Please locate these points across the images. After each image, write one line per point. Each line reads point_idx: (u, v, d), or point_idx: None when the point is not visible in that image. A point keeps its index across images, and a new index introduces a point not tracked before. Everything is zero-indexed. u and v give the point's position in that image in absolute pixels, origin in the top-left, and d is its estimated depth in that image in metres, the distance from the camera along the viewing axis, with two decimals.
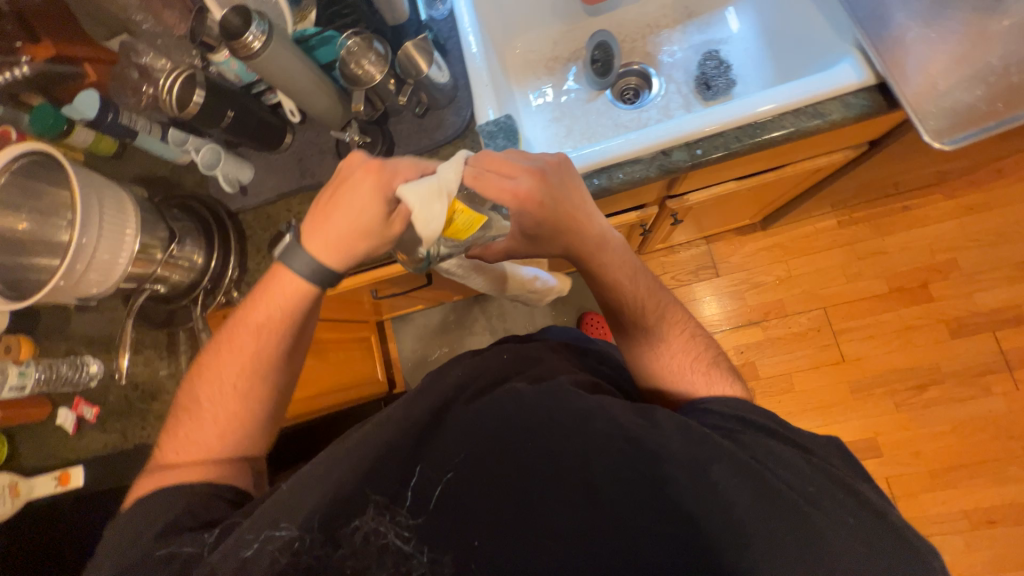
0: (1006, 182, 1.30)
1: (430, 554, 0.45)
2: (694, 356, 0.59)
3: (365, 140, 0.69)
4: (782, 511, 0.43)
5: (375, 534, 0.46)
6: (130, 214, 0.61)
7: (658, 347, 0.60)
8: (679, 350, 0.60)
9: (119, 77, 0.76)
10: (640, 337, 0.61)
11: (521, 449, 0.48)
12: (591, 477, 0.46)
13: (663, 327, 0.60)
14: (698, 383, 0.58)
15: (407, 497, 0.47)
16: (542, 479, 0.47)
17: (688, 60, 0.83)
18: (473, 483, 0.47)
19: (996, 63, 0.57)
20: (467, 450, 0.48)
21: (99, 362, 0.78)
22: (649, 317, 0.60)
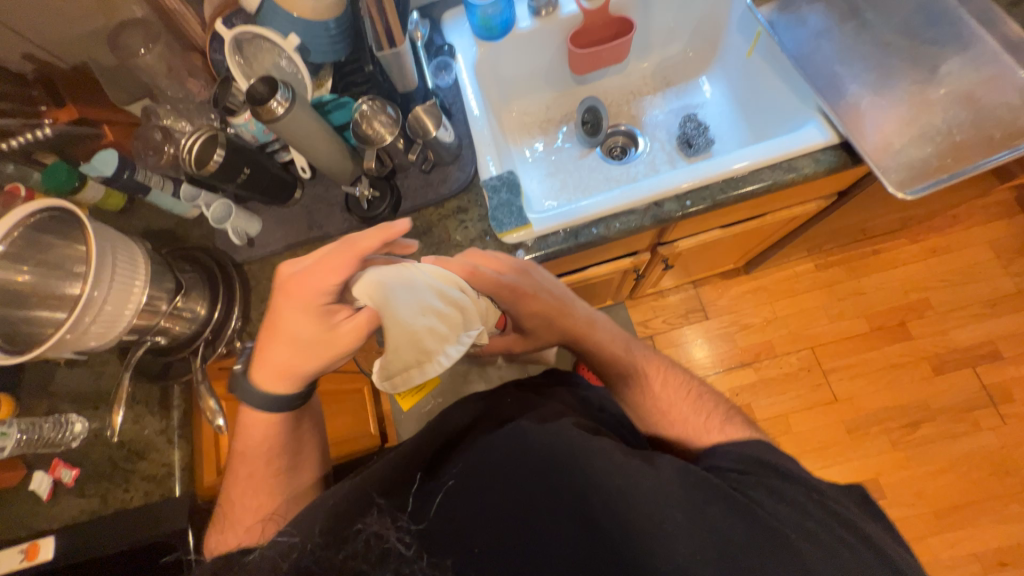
0: (961, 227, 1.41)
1: (431, 560, 0.41)
2: (703, 410, 0.62)
3: (375, 194, 0.73)
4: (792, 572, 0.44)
5: (377, 537, 0.40)
6: (140, 266, 0.62)
7: (665, 409, 0.63)
8: (687, 411, 0.62)
9: (142, 138, 0.80)
10: (649, 402, 0.63)
11: (522, 477, 0.48)
12: (592, 512, 0.46)
13: (669, 392, 0.64)
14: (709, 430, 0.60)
15: (409, 503, 0.47)
16: (543, 506, 0.46)
17: (670, 121, 0.92)
18: (474, 492, 0.47)
19: (940, 125, 0.64)
20: (467, 463, 0.50)
21: (84, 420, 0.74)
22: (652, 384, 0.64)
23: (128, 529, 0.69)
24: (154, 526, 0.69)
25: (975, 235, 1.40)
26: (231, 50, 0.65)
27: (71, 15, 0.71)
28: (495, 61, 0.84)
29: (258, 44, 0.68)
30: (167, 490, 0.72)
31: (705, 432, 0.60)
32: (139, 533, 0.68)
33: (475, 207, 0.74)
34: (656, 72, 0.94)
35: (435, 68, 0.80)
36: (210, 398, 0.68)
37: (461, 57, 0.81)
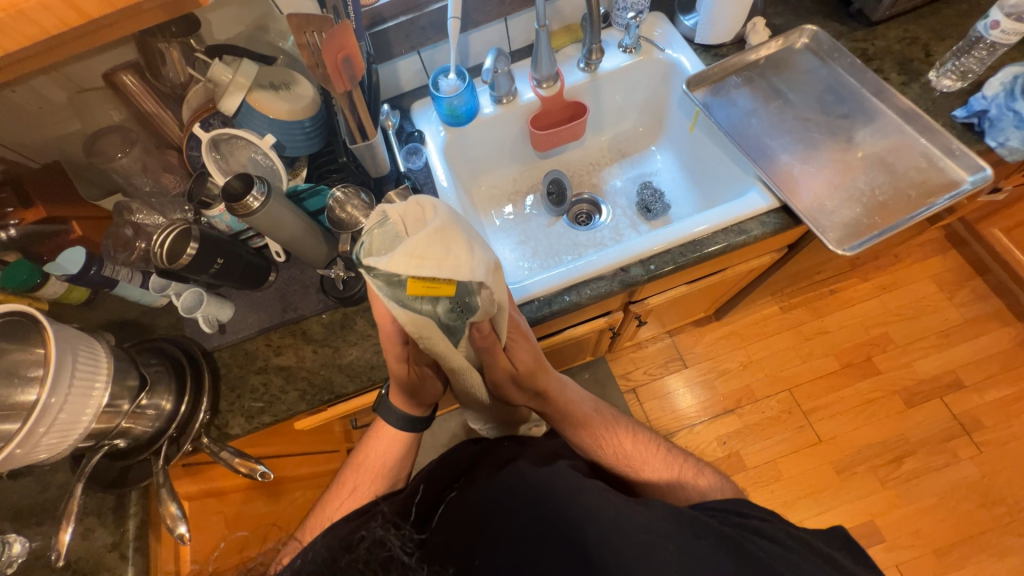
0: (904, 264, 1.52)
1: (431, 560, 0.43)
2: (676, 467, 0.62)
3: (350, 275, 0.75)
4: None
5: (376, 536, 0.44)
6: (101, 366, 0.59)
7: (635, 466, 0.63)
8: (659, 465, 0.63)
9: (112, 236, 0.79)
10: (618, 456, 0.63)
11: (512, 507, 0.50)
12: (586, 540, 0.45)
13: (637, 447, 0.64)
14: (685, 478, 0.61)
15: (412, 513, 0.52)
16: (539, 534, 0.47)
17: (628, 189, 0.99)
18: (468, 511, 0.51)
19: (864, 187, 0.72)
20: (464, 487, 0.57)
21: (23, 539, 0.66)
22: (619, 437, 0.65)
23: None
24: None
25: (918, 271, 1.50)
26: (208, 149, 0.69)
27: (47, 122, 0.73)
28: (462, 143, 0.91)
29: (234, 142, 0.71)
30: None
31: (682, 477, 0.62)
32: None
33: None
34: (612, 144, 1.03)
35: (406, 152, 0.85)
36: (171, 502, 0.62)
37: (430, 142, 0.86)
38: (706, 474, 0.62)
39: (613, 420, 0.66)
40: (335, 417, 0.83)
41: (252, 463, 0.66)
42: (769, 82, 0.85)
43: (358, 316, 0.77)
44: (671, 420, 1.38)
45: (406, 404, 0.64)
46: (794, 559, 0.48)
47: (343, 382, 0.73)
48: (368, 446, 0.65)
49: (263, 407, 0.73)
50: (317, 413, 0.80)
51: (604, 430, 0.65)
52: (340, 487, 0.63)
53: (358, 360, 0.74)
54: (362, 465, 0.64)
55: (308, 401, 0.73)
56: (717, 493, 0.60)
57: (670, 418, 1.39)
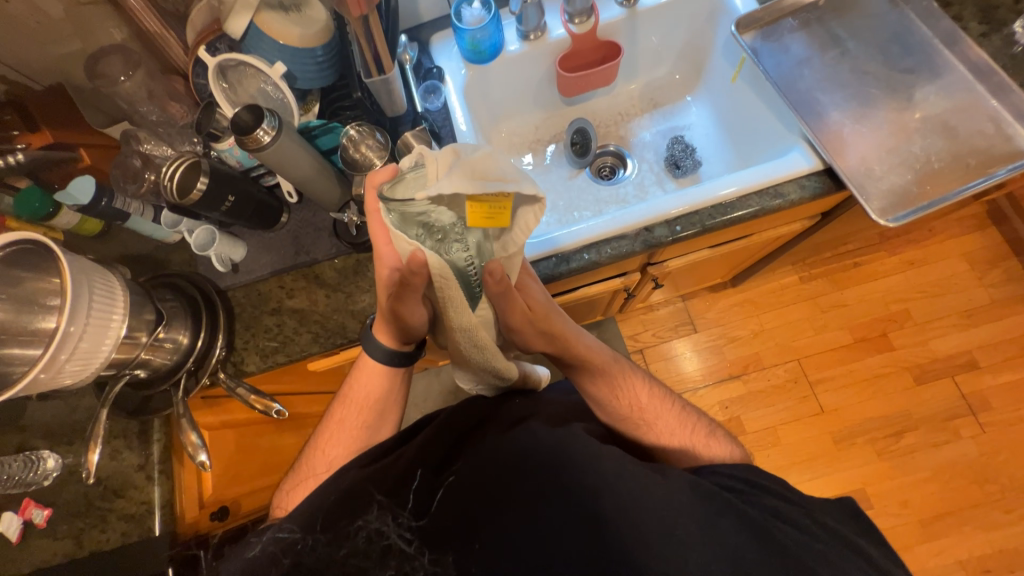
0: (937, 239, 1.45)
1: (431, 556, 0.45)
2: (689, 425, 0.64)
3: (363, 220, 0.72)
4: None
5: (377, 534, 0.44)
6: (118, 298, 0.60)
7: (650, 422, 0.64)
8: (673, 423, 0.64)
9: (121, 166, 0.77)
10: (635, 410, 0.64)
11: (527, 483, 0.49)
12: (600, 509, 0.47)
13: (653, 403, 0.65)
14: (697, 437, 0.63)
15: (409, 499, 0.48)
16: (551, 499, 0.47)
17: (657, 142, 0.93)
18: (475, 495, 0.49)
19: (919, 153, 0.67)
20: (468, 462, 0.52)
21: (56, 456, 0.71)
22: (637, 391, 0.65)
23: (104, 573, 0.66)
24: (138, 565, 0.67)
25: (951, 247, 1.44)
26: (215, 77, 0.65)
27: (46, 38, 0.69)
28: (484, 83, 0.84)
29: (242, 70, 0.67)
30: (147, 530, 0.69)
31: (686, 440, 0.63)
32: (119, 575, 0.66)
33: None
34: (643, 93, 0.95)
35: (424, 91, 0.79)
36: (191, 431, 0.65)
37: (449, 80, 0.80)
38: (710, 442, 0.63)
39: (631, 373, 0.66)
40: (347, 361, 0.84)
41: (267, 400, 0.68)
42: (828, 27, 0.77)
43: (370, 263, 0.75)
44: (675, 382, 1.39)
45: (387, 339, 0.64)
46: (794, 526, 0.49)
47: (356, 327, 0.73)
48: (353, 383, 0.66)
49: (277, 347, 0.74)
50: (330, 355, 0.81)
51: (623, 384, 0.64)
52: (334, 422, 0.64)
53: (371, 307, 0.74)
54: (348, 401, 0.64)
55: (321, 344, 0.73)
56: (721, 458, 0.61)
57: (675, 380, 1.40)
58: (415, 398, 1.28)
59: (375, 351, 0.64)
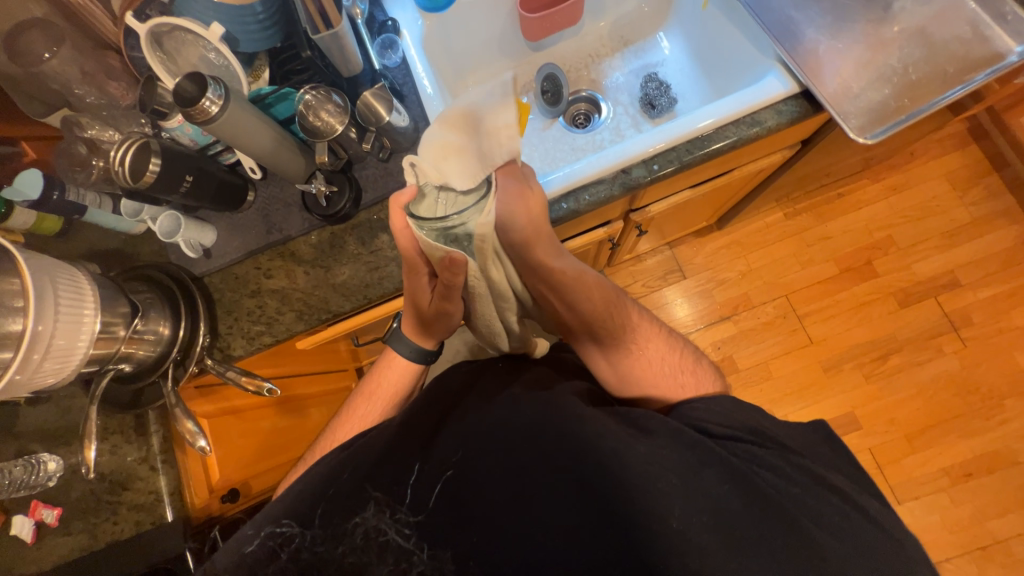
0: (919, 162, 1.44)
1: (430, 551, 0.45)
2: (678, 350, 0.65)
3: (332, 190, 0.70)
4: (769, 523, 0.46)
5: (375, 531, 0.45)
6: (86, 292, 0.58)
7: (643, 352, 0.63)
8: (665, 347, 0.65)
9: (66, 154, 0.73)
10: (631, 342, 0.64)
11: (518, 463, 0.48)
12: (586, 475, 0.47)
13: (646, 330, 0.65)
14: (688, 365, 0.64)
15: (408, 495, 0.47)
16: (541, 473, 0.47)
17: (631, 83, 0.89)
18: (470, 483, 0.48)
19: (896, 65, 0.65)
20: (465, 450, 0.49)
21: (57, 457, 0.71)
22: (631, 320, 0.65)
23: (123, 561, 0.68)
24: (155, 550, 0.69)
25: (932, 168, 1.44)
26: (150, 47, 0.61)
27: None
28: (444, 32, 0.80)
29: (179, 36, 0.63)
30: (159, 517, 0.70)
31: (673, 367, 0.63)
32: (135, 561, 0.68)
33: None
34: (612, 31, 0.91)
35: (380, 47, 0.75)
36: (187, 419, 0.64)
37: (406, 33, 0.76)
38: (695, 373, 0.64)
39: (624, 305, 0.65)
40: (339, 335, 0.83)
41: (258, 381, 0.67)
42: None
43: (346, 235, 0.73)
44: None
45: (417, 336, 0.66)
46: (780, 459, 0.50)
47: (340, 302, 0.72)
48: (381, 373, 0.66)
49: (262, 329, 0.72)
50: (318, 331, 0.79)
51: (619, 314, 0.63)
52: (350, 414, 0.64)
53: (352, 279, 0.72)
54: (376, 393, 0.65)
55: (307, 321, 0.72)
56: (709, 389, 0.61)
57: None
58: None
59: (402, 347, 0.66)
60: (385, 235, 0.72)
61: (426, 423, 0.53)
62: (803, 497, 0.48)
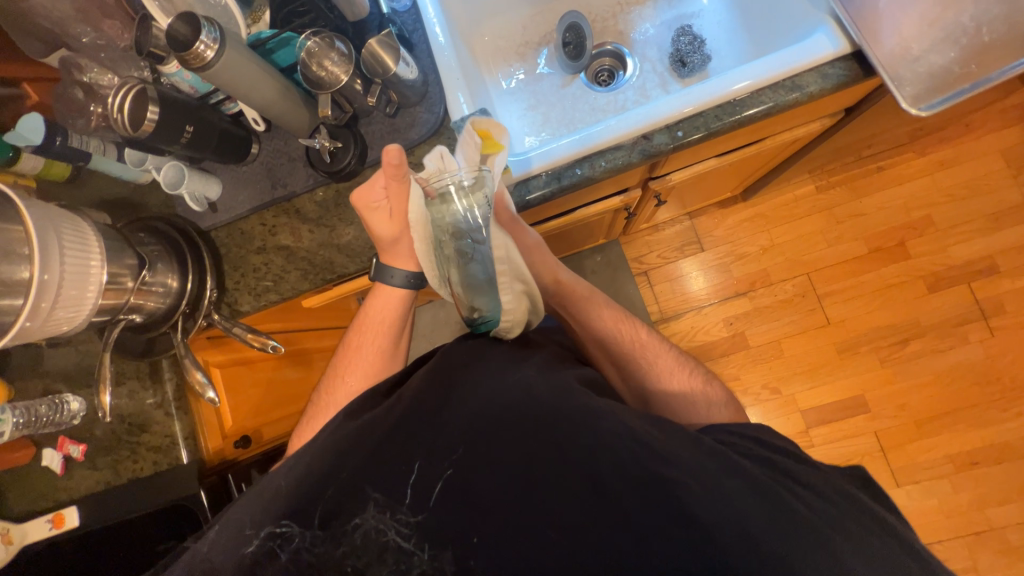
0: (974, 135, 1.32)
1: (430, 551, 0.45)
2: (687, 367, 0.64)
3: (337, 146, 0.66)
4: (790, 527, 0.43)
5: (376, 531, 0.45)
6: (91, 243, 0.58)
7: (649, 364, 0.63)
8: (672, 362, 0.64)
9: (65, 99, 0.70)
10: (634, 349, 0.64)
11: (525, 459, 0.47)
12: (597, 473, 0.46)
13: (651, 340, 0.65)
14: (696, 389, 0.62)
15: (408, 494, 0.46)
16: (549, 469, 0.47)
17: (662, 36, 0.82)
18: (474, 480, 0.47)
19: (968, 24, 0.57)
20: (467, 449, 0.48)
21: (80, 398, 0.74)
22: (636, 329, 0.66)
23: (145, 496, 0.72)
24: (176, 489, 0.73)
25: (988, 143, 1.32)
26: None
27: None
28: None
29: None
30: (175, 459, 0.74)
31: (680, 384, 0.62)
32: (152, 499, 0.72)
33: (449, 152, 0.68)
34: None
35: None
36: (196, 370, 0.66)
37: None
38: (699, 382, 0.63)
39: (628, 314, 0.67)
40: (344, 295, 0.83)
41: (263, 337, 0.68)
42: None
43: (351, 193, 0.71)
44: (679, 301, 1.38)
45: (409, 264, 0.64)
46: (803, 480, 0.48)
47: (344, 263, 0.71)
48: (369, 306, 0.66)
49: (269, 286, 0.72)
50: (324, 290, 0.79)
51: (620, 318, 0.66)
52: (347, 352, 0.65)
53: (356, 240, 0.71)
54: (365, 326, 0.65)
55: (311, 280, 0.72)
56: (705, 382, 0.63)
57: (679, 300, 1.39)
58: (421, 330, 1.30)
59: (392, 279, 0.64)
60: None
61: (432, 399, 0.53)
62: (813, 498, 0.46)
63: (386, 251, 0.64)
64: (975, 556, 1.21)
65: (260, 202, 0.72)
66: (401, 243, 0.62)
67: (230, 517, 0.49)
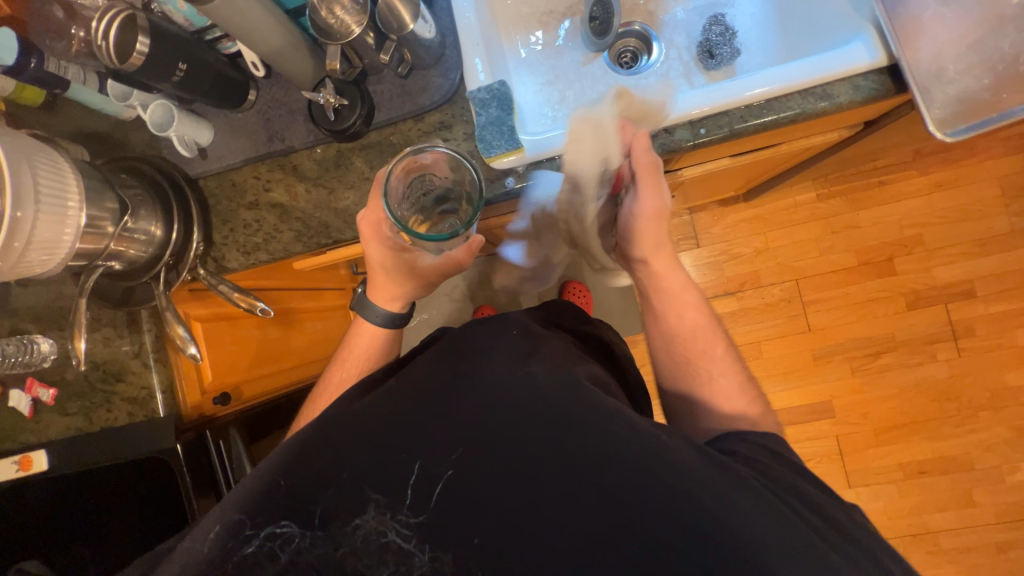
0: (976, 160, 1.34)
1: (430, 553, 0.43)
2: (747, 396, 0.60)
3: (343, 103, 0.62)
4: (798, 551, 0.42)
5: (376, 533, 0.44)
6: (70, 182, 0.53)
7: (715, 374, 0.62)
8: (731, 382, 0.61)
9: (41, 16, 0.63)
10: (699, 354, 0.62)
11: (527, 462, 0.45)
12: (605, 483, 0.44)
13: (723, 359, 0.62)
14: (738, 413, 0.59)
15: (408, 495, 0.45)
16: (553, 475, 0.44)
17: (692, 23, 0.78)
18: (474, 481, 0.45)
19: (1006, 50, 0.56)
20: (467, 449, 0.46)
21: (51, 340, 0.71)
22: (712, 343, 0.63)
23: (121, 446, 0.71)
24: (153, 444, 0.71)
25: (987, 168, 1.33)
26: None
27: None
28: None
29: None
30: (152, 413, 0.72)
31: (726, 398, 0.60)
32: (129, 451, 0.71)
33: (459, 123, 0.65)
34: None
35: None
36: (178, 325, 0.63)
37: None
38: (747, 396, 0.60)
39: (713, 326, 0.64)
40: (337, 261, 0.81)
41: (251, 299, 0.65)
42: None
43: (354, 156, 0.67)
44: None
45: (386, 303, 0.65)
46: (803, 492, 0.48)
47: (341, 229, 0.68)
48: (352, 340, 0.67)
49: (259, 244, 0.69)
50: (316, 255, 0.77)
51: (704, 326, 0.63)
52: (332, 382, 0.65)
53: (356, 206, 0.67)
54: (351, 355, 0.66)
55: (305, 243, 0.69)
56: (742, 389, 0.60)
57: None
58: None
59: (373, 317, 0.65)
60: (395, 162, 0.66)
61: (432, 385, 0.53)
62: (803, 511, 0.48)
63: (371, 285, 0.65)
64: (908, 554, 1.30)
65: (253, 155, 0.68)
66: (393, 269, 0.62)
67: (223, 505, 0.49)
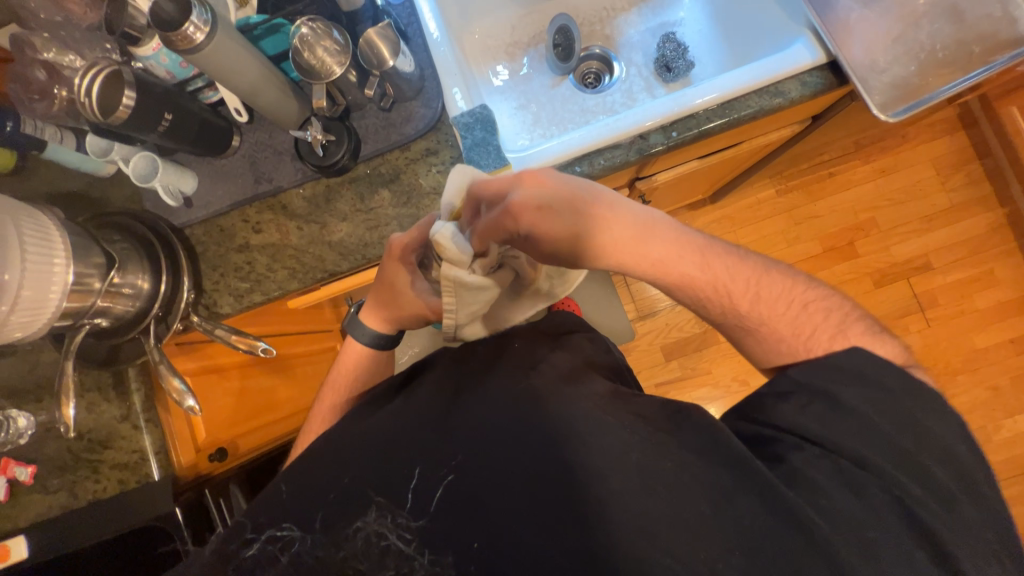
0: (910, 145, 1.47)
1: (430, 556, 0.41)
2: (815, 312, 0.51)
3: (329, 139, 0.64)
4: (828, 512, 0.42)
5: (376, 536, 0.42)
6: (55, 241, 0.52)
7: (758, 321, 0.52)
8: (781, 317, 0.51)
9: (22, 79, 0.65)
10: (735, 310, 0.52)
11: (525, 467, 0.43)
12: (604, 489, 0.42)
13: (773, 293, 0.52)
14: (800, 348, 0.50)
15: (408, 499, 0.43)
16: (549, 482, 0.43)
17: (646, 42, 0.85)
18: (477, 487, 0.43)
19: (925, 40, 0.63)
20: (471, 457, 0.44)
21: (27, 414, 0.67)
22: (740, 287, 0.52)
23: (105, 519, 0.65)
24: (145, 511, 0.66)
25: (921, 152, 1.46)
26: None
27: None
28: None
29: None
30: (145, 475, 0.68)
31: (780, 336, 0.51)
32: (117, 519, 0.65)
33: (445, 148, 0.68)
34: None
35: None
36: (173, 377, 0.60)
37: None
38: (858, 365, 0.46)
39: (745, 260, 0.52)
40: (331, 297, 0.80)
41: (250, 340, 0.63)
42: None
43: (343, 189, 0.68)
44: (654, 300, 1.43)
45: (376, 325, 0.62)
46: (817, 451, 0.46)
47: (336, 261, 0.68)
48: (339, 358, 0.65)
49: (250, 286, 0.68)
50: (311, 291, 0.76)
51: (742, 277, 0.52)
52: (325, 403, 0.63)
53: (349, 237, 0.68)
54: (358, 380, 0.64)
55: (300, 280, 0.68)
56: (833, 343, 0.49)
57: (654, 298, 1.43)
58: None
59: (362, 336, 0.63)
60: (385, 191, 0.67)
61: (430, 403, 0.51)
62: None
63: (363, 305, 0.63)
64: None
65: (240, 198, 0.68)
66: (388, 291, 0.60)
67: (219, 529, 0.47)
